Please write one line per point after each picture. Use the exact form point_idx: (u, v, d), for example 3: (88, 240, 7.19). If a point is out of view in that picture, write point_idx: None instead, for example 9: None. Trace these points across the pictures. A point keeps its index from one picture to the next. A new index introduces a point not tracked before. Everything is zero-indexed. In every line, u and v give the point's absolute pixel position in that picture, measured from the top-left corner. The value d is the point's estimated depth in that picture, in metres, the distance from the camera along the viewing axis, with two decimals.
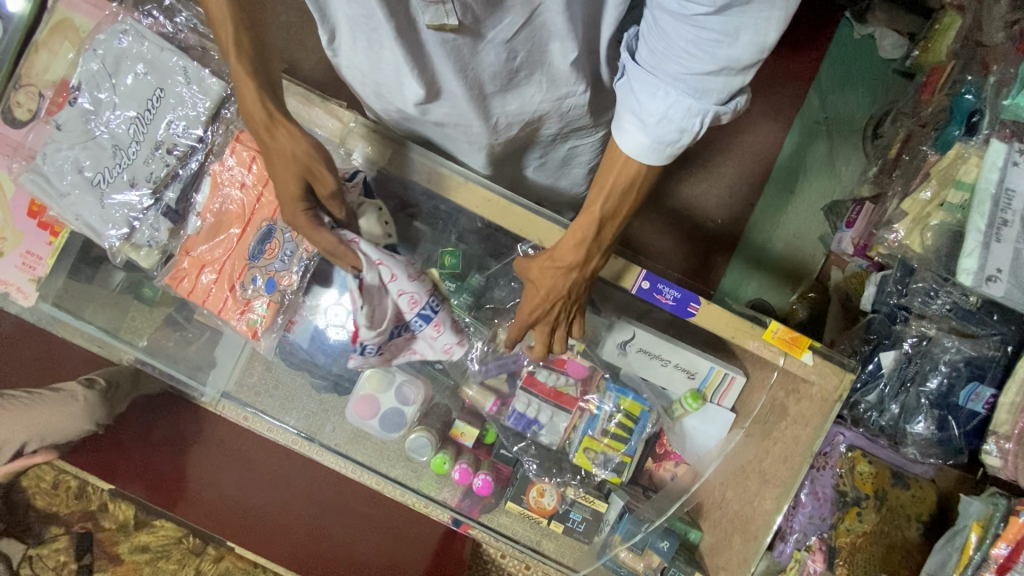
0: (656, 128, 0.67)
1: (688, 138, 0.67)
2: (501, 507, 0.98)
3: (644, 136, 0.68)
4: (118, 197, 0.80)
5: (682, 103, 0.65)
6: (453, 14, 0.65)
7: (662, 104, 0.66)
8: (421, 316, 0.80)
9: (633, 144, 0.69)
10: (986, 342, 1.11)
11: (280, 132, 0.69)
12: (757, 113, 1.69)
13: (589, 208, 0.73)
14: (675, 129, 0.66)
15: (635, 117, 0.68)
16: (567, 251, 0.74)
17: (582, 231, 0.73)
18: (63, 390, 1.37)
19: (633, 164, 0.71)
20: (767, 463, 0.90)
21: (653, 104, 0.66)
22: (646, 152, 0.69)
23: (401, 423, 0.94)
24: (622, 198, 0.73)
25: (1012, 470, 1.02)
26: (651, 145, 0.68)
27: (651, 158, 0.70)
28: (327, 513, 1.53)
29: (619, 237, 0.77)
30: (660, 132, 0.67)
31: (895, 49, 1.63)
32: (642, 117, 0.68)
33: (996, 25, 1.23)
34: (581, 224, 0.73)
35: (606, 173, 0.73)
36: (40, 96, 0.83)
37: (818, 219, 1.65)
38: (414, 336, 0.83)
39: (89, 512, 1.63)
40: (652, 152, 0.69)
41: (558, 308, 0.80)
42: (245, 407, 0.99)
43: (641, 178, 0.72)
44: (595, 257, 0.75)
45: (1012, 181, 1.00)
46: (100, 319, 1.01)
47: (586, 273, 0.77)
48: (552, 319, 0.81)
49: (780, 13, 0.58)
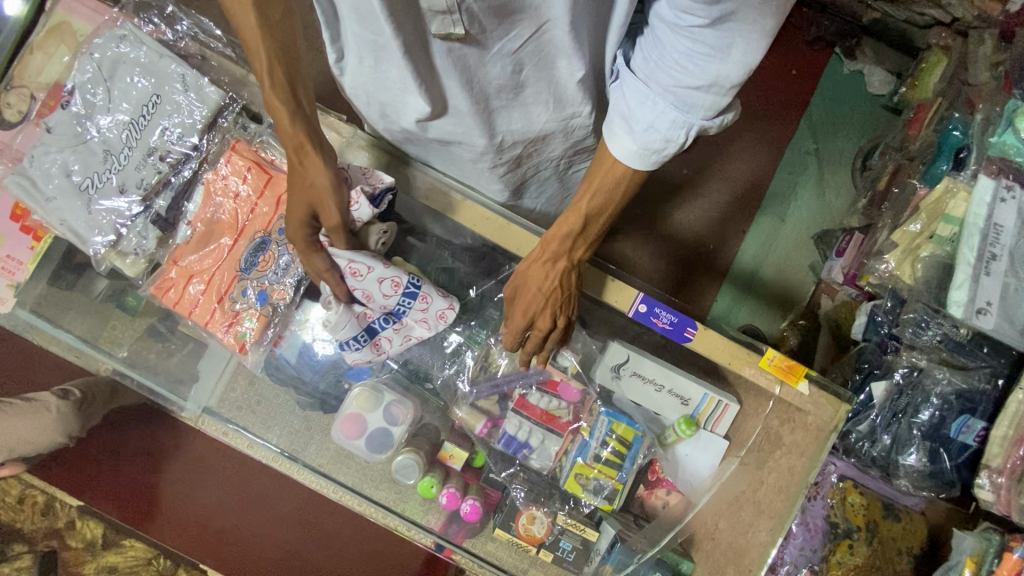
0: (643, 135, 0.68)
1: (672, 148, 0.68)
2: (489, 533, 0.96)
3: (630, 141, 0.69)
4: (106, 203, 0.78)
5: (669, 114, 0.65)
6: (460, 24, 0.65)
7: (650, 112, 0.66)
8: (406, 294, 0.78)
9: (620, 147, 0.70)
10: (978, 374, 1.11)
11: (308, 163, 0.70)
12: (751, 143, 1.72)
13: (577, 205, 0.75)
14: (660, 138, 0.67)
15: (624, 121, 0.69)
16: (553, 240, 0.75)
17: (570, 222, 0.74)
18: (36, 400, 1.32)
19: (620, 167, 0.72)
20: (761, 493, 0.89)
21: (642, 111, 0.67)
22: (631, 157, 0.70)
23: (389, 443, 0.91)
24: (609, 194, 0.74)
25: (1005, 505, 1.01)
26: (636, 150, 0.69)
27: (634, 163, 0.71)
28: (303, 533, 1.49)
29: (605, 235, 0.78)
30: (645, 139, 0.68)
31: (883, 85, 1.69)
32: (630, 122, 0.69)
33: (981, 65, 1.28)
34: (568, 217, 0.75)
35: (594, 173, 0.75)
36: (32, 98, 0.81)
37: (807, 247, 1.67)
38: (406, 317, 0.80)
39: (55, 529, 1.54)
40: (636, 158, 0.69)
41: (551, 306, 0.78)
42: (228, 424, 0.94)
43: (627, 179, 0.73)
44: (580, 249, 0.76)
45: (1000, 217, 1.03)
46: (79, 327, 0.96)
47: (573, 265, 0.77)
48: (546, 320, 0.79)
49: (769, 34, 0.59)
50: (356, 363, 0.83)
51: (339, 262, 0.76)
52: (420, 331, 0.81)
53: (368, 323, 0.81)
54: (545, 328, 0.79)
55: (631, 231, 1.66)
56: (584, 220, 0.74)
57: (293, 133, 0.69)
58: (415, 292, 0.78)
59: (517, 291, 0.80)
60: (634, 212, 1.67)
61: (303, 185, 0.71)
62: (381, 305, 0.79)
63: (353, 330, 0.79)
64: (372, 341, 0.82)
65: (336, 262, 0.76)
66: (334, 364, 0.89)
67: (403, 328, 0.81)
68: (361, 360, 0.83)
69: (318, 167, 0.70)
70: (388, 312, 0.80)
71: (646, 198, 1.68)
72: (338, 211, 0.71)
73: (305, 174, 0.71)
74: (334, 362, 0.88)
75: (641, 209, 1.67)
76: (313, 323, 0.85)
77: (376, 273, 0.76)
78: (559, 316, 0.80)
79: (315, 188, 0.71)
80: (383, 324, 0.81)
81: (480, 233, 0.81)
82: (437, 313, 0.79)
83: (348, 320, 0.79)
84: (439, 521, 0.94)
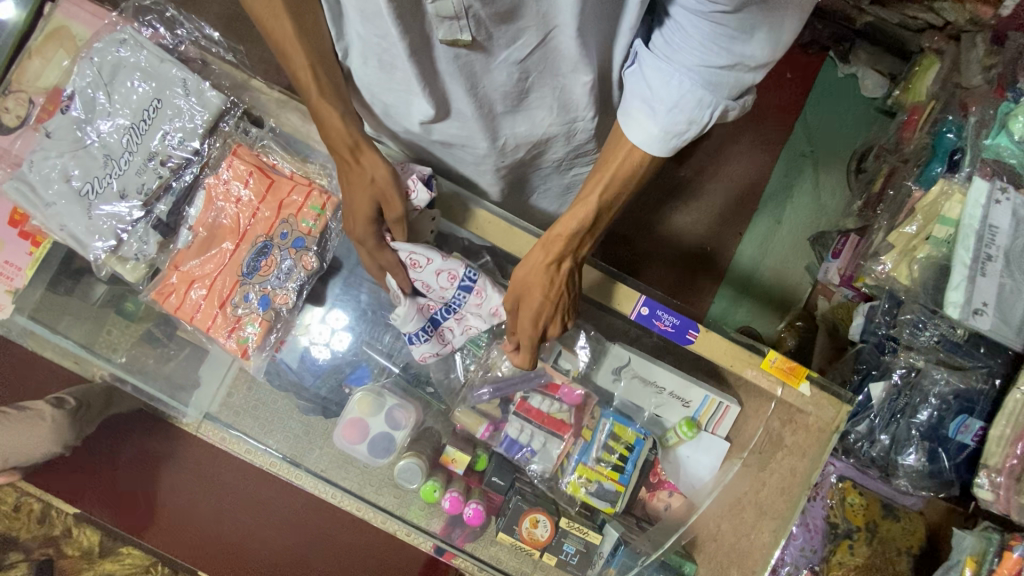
0: (666, 117, 0.67)
1: (695, 130, 0.67)
2: (491, 536, 0.95)
3: (653, 124, 0.67)
4: (107, 208, 0.77)
5: (695, 94, 0.65)
6: (467, 30, 0.65)
7: (674, 93, 0.66)
8: (461, 287, 0.79)
9: (640, 132, 0.69)
10: (975, 374, 1.12)
11: (365, 160, 0.71)
12: (747, 146, 1.73)
13: (585, 199, 0.72)
14: (683, 119, 0.66)
15: (644, 104, 0.68)
16: (561, 236, 0.72)
17: (581, 215, 0.72)
18: (30, 409, 1.30)
19: (637, 154, 0.71)
20: (764, 494, 0.90)
21: (665, 92, 0.66)
22: (652, 142, 0.68)
23: (391, 448, 0.91)
24: (619, 187, 0.72)
25: (1005, 504, 1.02)
26: (658, 134, 0.67)
27: (654, 149, 0.69)
28: (303, 539, 1.48)
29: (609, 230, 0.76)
30: (669, 121, 0.66)
31: (875, 89, 1.70)
32: (651, 104, 0.68)
33: (974, 68, 1.30)
34: (577, 212, 0.72)
35: (606, 164, 0.72)
36: (31, 102, 0.81)
37: (803, 249, 1.68)
38: (462, 310, 0.81)
39: (52, 538, 1.52)
40: (658, 142, 0.68)
41: (559, 311, 0.77)
42: (228, 429, 0.93)
43: (642, 167, 0.71)
44: (585, 247, 0.74)
45: (994, 218, 1.04)
46: (75, 333, 0.94)
47: (578, 265, 0.75)
48: (549, 325, 0.78)
49: (794, 14, 0.60)
50: (425, 357, 0.84)
51: (400, 253, 0.77)
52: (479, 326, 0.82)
53: (431, 315, 0.82)
54: (555, 332, 0.79)
55: (630, 232, 1.67)
56: (595, 213, 0.72)
57: (347, 130, 0.70)
58: (469, 285, 0.79)
59: (519, 298, 0.76)
60: (634, 213, 1.67)
61: (364, 182, 0.71)
62: (439, 295, 0.80)
63: (418, 323, 0.81)
64: (435, 333, 0.82)
65: (397, 254, 0.77)
66: (336, 368, 0.90)
67: (462, 316, 0.82)
68: (427, 353, 0.84)
69: (375, 160, 0.70)
70: (450, 303, 0.81)
71: (645, 199, 1.68)
72: (401, 201, 0.72)
73: (364, 170, 0.71)
74: (336, 366, 0.90)
75: (640, 209, 1.68)
76: (313, 325, 0.90)
77: (434, 263, 0.77)
78: (565, 318, 0.79)
79: (376, 181, 0.71)
80: (445, 315, 0.82)
81: (483, 237, 0.82)
82: (489, 310, 0.80)
83: (414, 312, 0.80)
84: (440, 524, 0.93)
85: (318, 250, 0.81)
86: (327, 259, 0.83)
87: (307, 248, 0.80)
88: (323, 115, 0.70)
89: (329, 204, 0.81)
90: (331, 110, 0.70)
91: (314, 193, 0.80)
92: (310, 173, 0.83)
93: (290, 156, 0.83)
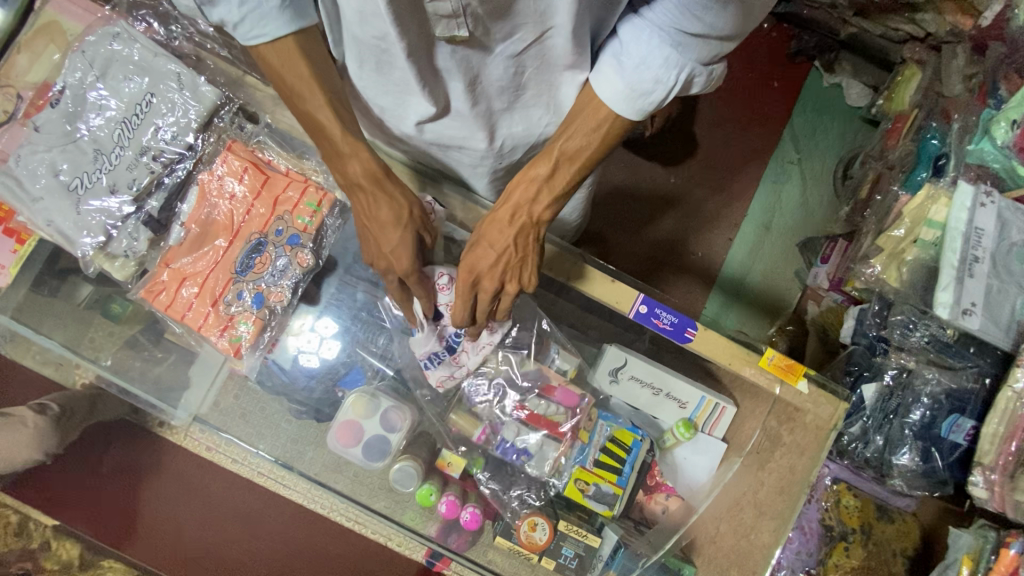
0: (633, 74, 0.67)
1: (661, 92, 0.67)
2: (489, 541, 0.93)
3: (620, 80, 0.67)
4: (96, 203, 0.76)
5: (662, 53, 0.65)
6: (464, 27, 0.65)
7: (643, 51, 0.66)
8: None
9: (607, 87, 0.69)
10: (964, 374, 1.13)
11: (393, 192, 0.71)
12: (737, 157, 1.75)
13: (550, 146, 0.71)
14: (650, 79, 0.66)
15: (615, 59, 0.69)
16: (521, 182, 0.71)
17: (543, 164, 0.71)
18: (12, 415, 1.25)
19: (604, 110, 0.70)
20: (763, 494, 0.90)
21: (635, 50, 0.67)
22: (617, 99, 0.68)
23: (386, 450, 0.88)
24: (586, 137, 0.71)
25: (999, 501, 1.04)
26: (624, 91, 0.67)
27: (618, 106, 0.69)
28: (291, 547, 1.45)
29: (574, 191, 0.74)
30: (636, 78, 0.66)
31: (860, 98, 1.74)
32: (621, 61, 0.68)
33: (955, 78, 1.34)
34: (540, 163, 0.71)
35: (575, 117, 0.72)
36: (18, 97, 0.79)
37: (792, 254, 1.70)
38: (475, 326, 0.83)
39: (29, 551, 1.44)
40: (623, 100, 0.68)
41: (502, 265, 0.73)
42: (219, 433, 0.90)
43: (609, 122, 0.70)
44: (543, 201, 0.72)
45: (979, 221, 1.07)
46: (60, 335, 0.90)
47: (533, 222, 0.73)
48: (492, 281, 0.74)
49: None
50: (442, 382, 0.87)
51: (434, 278, 0.80)
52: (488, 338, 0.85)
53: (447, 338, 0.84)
54: (489, 289, 0.74)
55: (618, 241, 1.67)
56: (557, 166, 0.71)
57: (375, 161, 0.70)
58: None
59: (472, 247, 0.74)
60: (622, 221, 1.68)
61: (401, 218, 0.71)
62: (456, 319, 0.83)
63: (435, 345, 0.84)
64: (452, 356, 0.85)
65: (428, 280, 0.79)
66: (331, 368, 0.89)
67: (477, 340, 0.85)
68: (445, 376, 0.86)
69: (409, 193, 0.72)
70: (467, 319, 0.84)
71: (632, 202, 1.70)
72: (434, 228, 0.75)
73: (399, 206, 0.71)
74: (330, 368, 0.88)
75: (629, 217, 1.69)
76: (299, 333, 0.87)
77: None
78: (507, 278, 0.75)
79: (410, 215, 0.72)
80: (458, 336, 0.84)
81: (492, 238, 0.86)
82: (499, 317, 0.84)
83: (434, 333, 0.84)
84: (436, 528, 0.90)
85: (314, 248, 0.80)
86: (323, 256, 0.82)
87: (302, 246, 0.79)
88: (340, 145, 0.69)
89: (326, 200, 0.80)
90: (356, 143, 0.70)
91: (310, 189, 0.80)
92: (306, 170, 0.82)
93: (285, 153, 0.82)
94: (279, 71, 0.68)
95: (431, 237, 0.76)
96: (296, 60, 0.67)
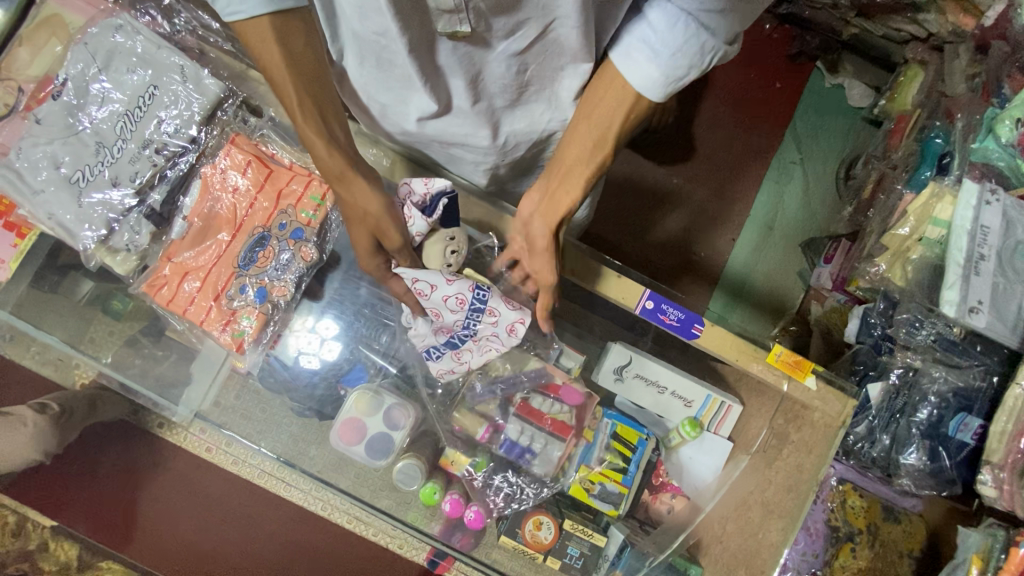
0: (668, 60, 0.66)
1: (694, 74, 0.68)
2: (494, 540, 0.92)
3: (655, 68, 0.66)
4: (98, 196, 0.75)
5: (697, 37, 0.64)
6: (466, 22, 0.64)
7: (679, 36, 0.64)
8: (476, 299, 0.77)
9: (642, 76, 0.68)
10: (971, 372, 1.12)
11: (354, 187, 0.72)
12: (739, 157, 1.75)
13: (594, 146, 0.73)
14: (685, 63, 0.66)
15: (646, 45, 0.67)
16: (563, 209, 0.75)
17: (578, 189, 0.74)
18: (11, 414, 1.24)
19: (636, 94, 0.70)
20: (771, 494, 0.89)
21: (670, 34, 0.65)
22: (653, 86, 0.68)
23: (390, 448, 0.87)
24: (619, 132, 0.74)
25: (1009, 500, 1.02)
26: (659, 79, 0.67)
27: (654, 93, 0.68)
28: (290, 549, 1.43)
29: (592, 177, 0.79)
30: (672, 65, 0.66)
31: (862, 99, 1.74)
32: (653, 46, 0.66)
33: (958, 77, 1.34)
34: (572, 189, 0.74)
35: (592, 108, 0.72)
36: (19, 90, 0.78)
37: (795, 254, 1.70)
38: (476, 328, 0.79)
39: (26, 552, 1.44)
40: (660, 87, 0.68)
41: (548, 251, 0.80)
42: (220, 430, 0.88)
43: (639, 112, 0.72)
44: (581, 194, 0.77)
45: (986, 218, 1.06)
46: (61, 330, 0.90)
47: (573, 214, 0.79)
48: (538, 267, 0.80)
49: None
50: (441, 374, 0.84)
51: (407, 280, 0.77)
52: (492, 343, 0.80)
53: (448, 336, 0.80)
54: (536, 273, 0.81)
55: (622, 240, 1.67)
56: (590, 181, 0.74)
57: (332, 158, 0.70)
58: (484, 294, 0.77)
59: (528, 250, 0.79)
60: (625, 221, 1.68)
61: (359, 212, 0.73)
62: (447, 321, 0.79)
63: (434, 339, 0.81)
64: (454, 352, 0.81)
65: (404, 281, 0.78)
66: (334, 366, 0.88)
67: (480, 339, 0.80)
68: (445, 370, 0.83)
69: (365, 193, 0.71)
70: (463, 321, 0.78)
71: (635, 201, 1.69)
72: (398, 233, 0.73)
73: (354, 201, 0.72)
74: (332, 366, 0.88)
75: (632, 217, 1.68)
76: (299, 332, 0.87)
77: (440, 290, 0.76)
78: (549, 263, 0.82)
79: (366, 214, 0.72)
80: (462, 336, 0.80)
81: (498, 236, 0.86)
82: (506, 325, 0.79)
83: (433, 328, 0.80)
84: (440, 528, 0.89)
85: (318, 242, 0.79)
86: (326, 251, 0.81)
87: (306, 240, 0.79)
88: (304, 135, 0.70)
89: (329, 194, 0.80)
90: (323, 138, 0.69)
91: (314, 183, 0.79)
92: (309, 164, 0.82)
93: (289, 146, 0.82)
94: (257, 52, 0.66)
95: (392, 236, 0.73)
96: (271, 42, 0.65)
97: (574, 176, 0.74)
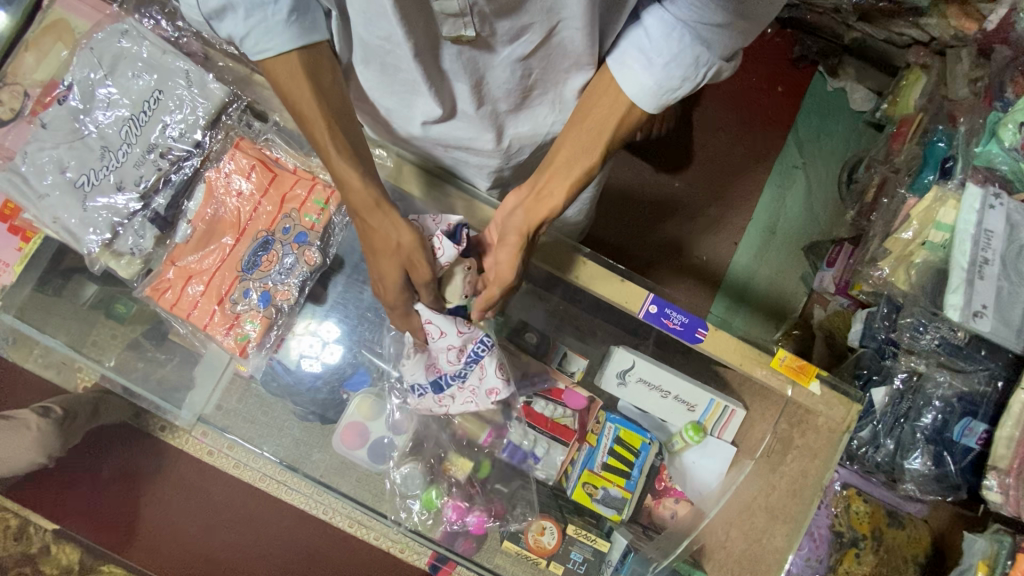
0: (662, 70, 0.66)
1: (687, 88, 0.68)
2: (497, 545, 0.90)
3: (648, 76, 0.67)
4: (103, 200, 0.75)
5: (692, 50, 0.65)
6: (471, 26, 0.64)
7: (673, 47, 0.65)
8: (471, 355, 0.79)
9: (634, 83, 0.68)
10: (975, 376, 1.12)
11: (388, 222, 0.68)
12: (741, 160, 1.74)
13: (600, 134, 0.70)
14: (678, 76, 0.66)
15: (641, 53, 0.67)
16: (543, 213, 0.72)
17: (563, 195, 0.71)
18: (16, 417, 1.24)
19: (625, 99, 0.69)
20: (774, 498, 0.88)
21: (665, 44, 0.66)
22: (645, 95, 0.68)
23: (389, 454, 0.89)
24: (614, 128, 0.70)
25: (1015, 506, 1.03)
26: (651, 89, 0.67)
27: (645, 101, 0.68)
28: (292, 554, 1.43)
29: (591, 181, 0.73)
30: (664, 75, 0.66)
31: (864, 103, 1.75)
32: (648, 55, 0.67)
33: (960, 82, 1.36)
34: (556, 192, 0.71)
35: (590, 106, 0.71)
36: (25, 95, 0.79)
37: (798, 258, 1.70)
38: (464, 379, 0.80)
39: (27, 556, 1.42)
40: (651, 96, 0.68)
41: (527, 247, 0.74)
42: (223, 434, 0.89)
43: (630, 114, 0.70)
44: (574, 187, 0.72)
45: (989, 222, 1.06)
46: (65, 333, 0.90)
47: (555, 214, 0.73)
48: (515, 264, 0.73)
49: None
50: (418, 408, 0.85)
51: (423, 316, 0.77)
52: (473, 396, 0.81)
53: (434, 376, 0.81)
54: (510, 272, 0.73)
55: (624, 243, 1.67)
56: (576, 188, 0.72)
57: (369, 190, 0.67)
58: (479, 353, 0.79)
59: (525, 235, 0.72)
60: (628, 225, 1.68)
61: (393, 248, 0.69)
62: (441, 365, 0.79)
63: (419, 377, 0.81)
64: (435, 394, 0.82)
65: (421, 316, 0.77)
66: (336, 371, 0.88)
67: (464, 388, 0.81)
68: (423, 407, 0.84)
69: (401, 225, 0.68)
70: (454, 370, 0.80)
71: (637, 205, 1.69)
72: (428, 262, 0.69)
73: (388, 236, 0.69)
74: (333, 371, 0.88)
75: (634, 221, 1.68)
76: (302, 335, 0.85)
77: (447, 339, 0.77)
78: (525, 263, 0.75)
79: (397, 250, 0.68)
80: (448, 381, 0.81)
81: None
82: (489, 387, 0.80)
83: (422, 366, 0.80)
84: (442, 532, 0.89)
85: (321, 246, 0.79)
86: (330, 255, 0.82)
87: (310, 244, 0.79)
88: (337, 170, 0.67)
89: (333, 198, 0.80)
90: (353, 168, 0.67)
91: (318, 187, 0.79)
92: (313, 168, 0.82)
93: (293, 150, 0.82)
94: (287, 89, 0.66)
95: (421, 271, 0.70)
96: (302, 78, 0.65)
97: (560, 178, 0.71)
